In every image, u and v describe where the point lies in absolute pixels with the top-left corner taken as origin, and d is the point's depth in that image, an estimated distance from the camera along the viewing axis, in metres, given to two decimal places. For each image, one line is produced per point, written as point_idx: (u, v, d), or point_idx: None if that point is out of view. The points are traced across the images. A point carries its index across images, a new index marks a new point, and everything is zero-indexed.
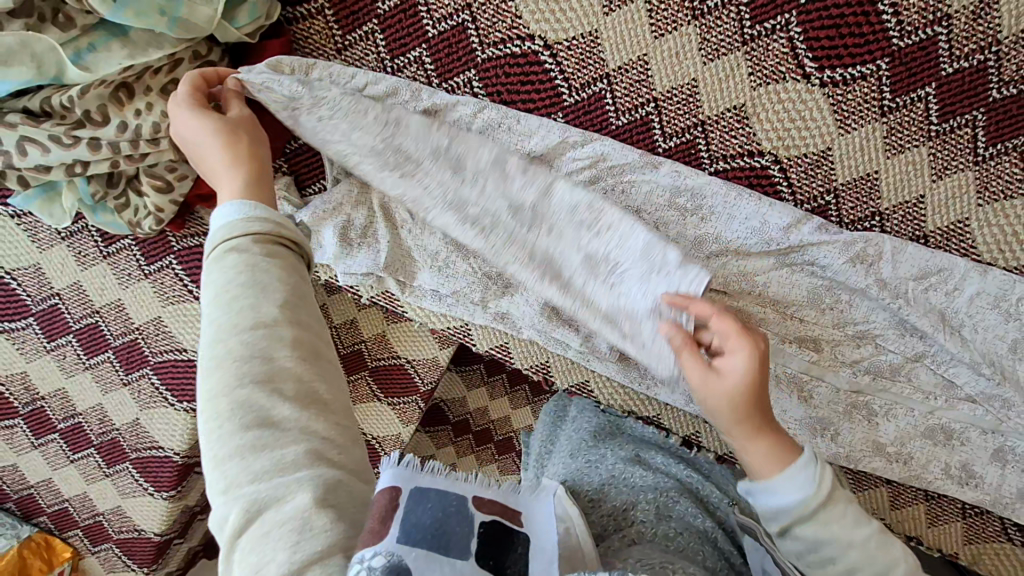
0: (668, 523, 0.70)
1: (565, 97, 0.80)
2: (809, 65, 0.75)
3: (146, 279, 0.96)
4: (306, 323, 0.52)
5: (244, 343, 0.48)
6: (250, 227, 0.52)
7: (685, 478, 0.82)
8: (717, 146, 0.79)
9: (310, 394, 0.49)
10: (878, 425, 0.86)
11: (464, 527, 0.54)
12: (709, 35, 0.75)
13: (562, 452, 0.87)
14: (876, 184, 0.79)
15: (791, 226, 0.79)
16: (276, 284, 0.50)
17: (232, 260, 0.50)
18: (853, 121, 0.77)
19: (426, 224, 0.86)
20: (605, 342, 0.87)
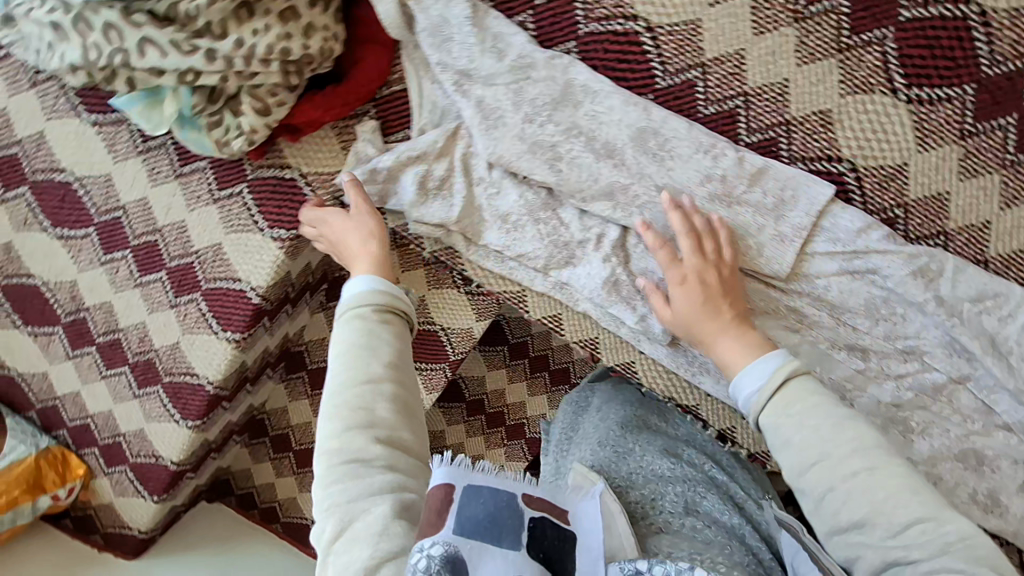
0: (695, 517, 0.74)
1: (659, 82, 0.82)
2: (899, 80, 0.78)
3: (215, 204, 0.98)
4: (404, 383, 0.67)
5: (355, 394, 0.64)
6: (374, 298, 0.71)
7: (710, 474, 0.86)
8: (798, 146, 0.82)
9: (399, 437, 0.64)
10: (914, 441, 0.87)
11: (516, 518, 0.59)
12: (807, 39, 0.78)
13: (590, 438, 0.89)
14: (946, 204, 0.81)
15: (853, 244, 0.82)
16: (387, 356, 0.67)
17: (359, 331, 0.68)
18: (932, 141, 0.79)
19: (503, 184, 0.88)
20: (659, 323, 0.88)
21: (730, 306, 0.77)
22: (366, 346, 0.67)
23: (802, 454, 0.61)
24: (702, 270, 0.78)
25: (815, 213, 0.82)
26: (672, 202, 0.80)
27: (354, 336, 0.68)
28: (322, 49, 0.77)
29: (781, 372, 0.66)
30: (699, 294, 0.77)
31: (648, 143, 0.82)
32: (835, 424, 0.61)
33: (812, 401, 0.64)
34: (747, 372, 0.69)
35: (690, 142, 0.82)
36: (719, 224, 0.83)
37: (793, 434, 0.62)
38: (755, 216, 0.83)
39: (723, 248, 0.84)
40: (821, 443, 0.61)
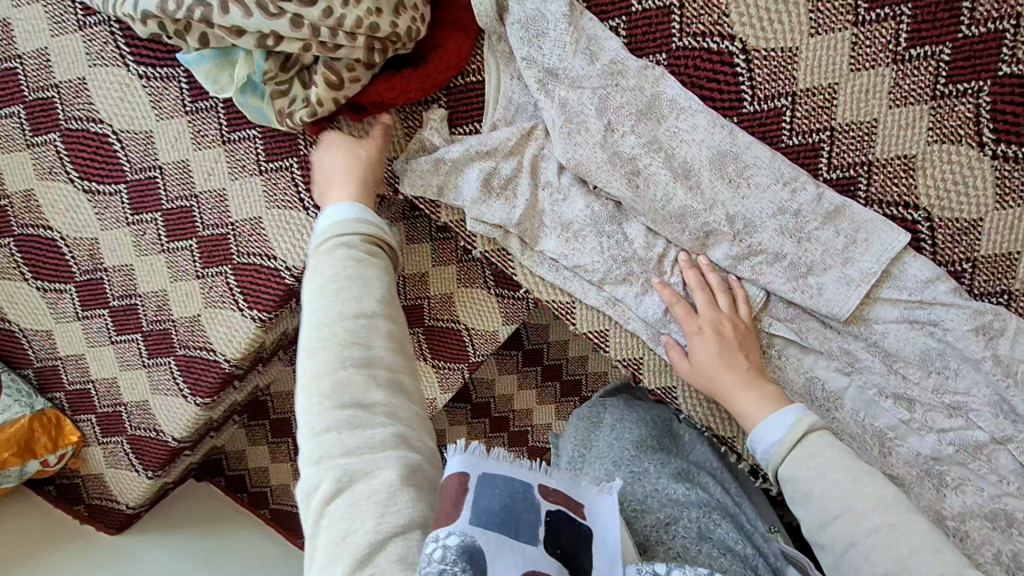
0: (710, 544, 0.71)
1: (747, 105, 0.80)
2: (987, 135, 0.77)
3: (260, 175, 0.93)
4: (397, 320, 0.60)
5: (347, 329, 0.56)
6: (360, 227, 0.65)
7: (723, 501, 0.83)
8: (877, 187, 0.81)
9: (399, 384, 0.56)
10: (946, 497, 0.82)
11: (534, 512, 0.52)
12: (901, 83, 0.78)
13: (604, 456, 0.90)
14: (1015, 264, 0.80)
15: (919, 296, 0.81)
16: (379, 286, 0.60)
17: (346, 259, 0.61)
18: (1012, 199, 0.78)
19: (572, 192, 0.85)
20: None
21: (746, 360, 0.79)
22: (354, 275, 0.59)
23: (824, 505, 0.64)
24: (721, 321, 0.81)
25: (885, 260, 0.80)
26: (688, 261, 0.84)
27: (342, 263, 0.61)
28: (409, 30, 0.74)
29: (800, 425, 0.70)
30: (717, 346, 0.79)
31: (726, 168, 0.80)
32: (853, 479, 0.64)
33: (830, 455, 0.67)
34: (766, 422, 0.73)
35: (768, 172, 0.80)
36: (784, 258, 0.82)
37: (814, 486, 0.65)
38: (825, 254, 0.82)
39: (785, 282, 0.82)
40: (838, 494, 0.64)
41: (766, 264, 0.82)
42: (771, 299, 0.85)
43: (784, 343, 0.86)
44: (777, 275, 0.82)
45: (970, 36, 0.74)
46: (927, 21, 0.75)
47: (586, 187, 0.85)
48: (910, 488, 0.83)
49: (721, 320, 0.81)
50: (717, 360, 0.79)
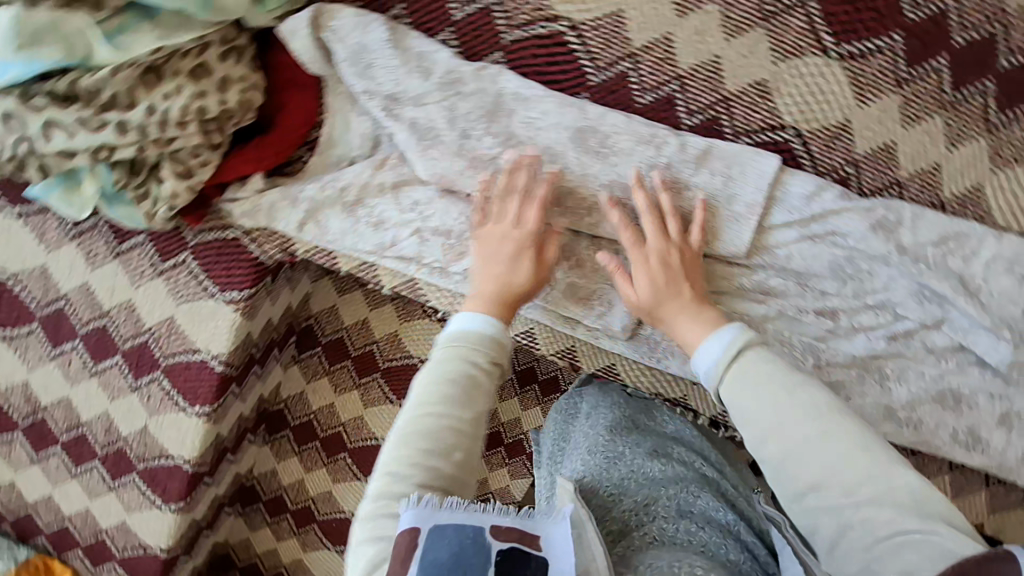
0: (690, 519, 0.72)
1: (591, 78, 0.80)
2: (827, 39, 0.78)
3: (160, 277, 0.94)
4: (478, 437, 0.64)
5: (433, 436, 0.62)
6: (471, 342, 0.66)
7: (703, 471, 0.83)
8: (739, 121, 0.81)
9: (457, 488, 0.62)
10: (891, 389, 0.86)
11: (483, 555, 0.53)
12: (730, 13, 0.78)
13: (580, 447, 0.87)
14: (894, 154, 0.81)
15: (809, 208, 0.82)
16: (477, 404, 0.64)
17: (456, 373, 0.64)
18: (870, 94, 0.79)
19: (433, 202, 0.84)
20: (618, 321, 0.87)
21: (687, 287, 0.73)
22: (464, 389, 0.64)
23: (786, 441, 0.58)
24: (668, 250, 0.75)
25: (767, 185, 0.81)
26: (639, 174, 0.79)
27: (448, 375, 0.64)
28: (241, 101, 0.74)
29: (735, 348, 0.63)
30: (666, 273, 0.74)
31: (589, 142, 0.81)
32: (806, 407, 0.58)
33: (771, 375, 0.61)
34: (703, 344, 0.66)
35: (631, 134, 0.80)
36: (673, 213, 0.81)
37: (756, 409, 0.60)
38: (712, 197, 0.81)
39: (678, 237, 0.82)
40: (797, 426, 0.58)
41: None
42: None
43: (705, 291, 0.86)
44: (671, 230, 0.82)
45: None
46: None
47: (455, 196, 0.84)
48: (855, 391, 0.87)
49: (679, 249, 0.76)
50: (665, 281, 0.73)
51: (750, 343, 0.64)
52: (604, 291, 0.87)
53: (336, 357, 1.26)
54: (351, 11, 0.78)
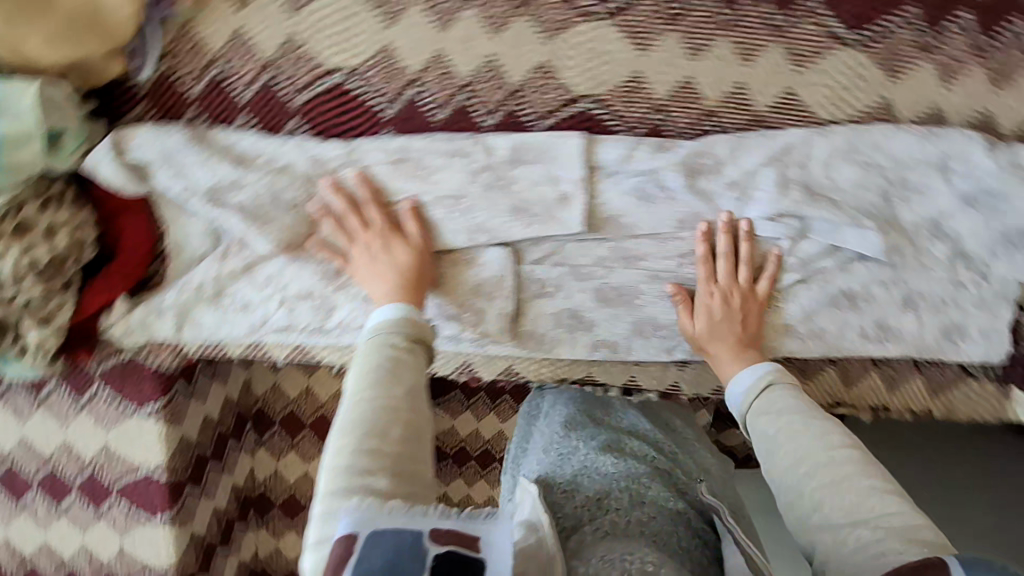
0: (640, 508, 0.71)
1: (383, 113, 0.81)
2: (587, 4, 0.77)
3: (83, 412, 0.99)
4: (416, 412, 0.66)
5: (370, 416, 0.63)
6: (395, 327, 0.71)
7: (659, 464, 0.81)
8: (536, 106, 0.81)
9: (407, 462, 0.62)
10: (779, 309, 0.89)
11: (418, 561, 0.52)
12: (488, 12, 0.77)
13: (536, 448, 0.86)
14: (695, 89, 0.80)
15: (624, 169, 0.82)
16: (406, 382, 0.67)
17: (382, 358, 0.68)
18: (648, 40, 0.78)
19: (286, 271, 0.87)
20: (492, 323, 0.90)
21: (737, 330, 0.84)
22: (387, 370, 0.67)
23: (793, 453, 0.65)
24: (730, 291, 0.85)
25: (580, 161, 0.81)
26: (709, 226, 0.83)
27: (375, 361, 0.68)
28: (75, 241, 0.81)
29: (767, 378, 0.75)
30: (716, 311, 0.84)
31: (405, 171, 0.83)
32: (817, 427, 0.66)
33: (791, 401, 0.71)
34: (739, 376, 0.79)
35: (439, 151, 0.82)
36: (506, 208, 0.85)
37: (774, 444, 0.67)
38: (536, 186, 0.83)
39: (525, 227, 0.85)
40: (804, 445, 0.65)
41: (493, 220, 0.85)
42: (521, 249, 0.87)
43: (565, 273, 0.88)
44: (512, 225, 0.85)
45: None
46: None
47: (303, 260, 0.86)
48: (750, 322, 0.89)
49: (738, 287, 0.85)
50: (708, 321, 0.84)
51: (779, 378, 0.75)
52: (473, 300, 0.89)
53: (294, 429, 1.30)
54: (147, 127, 0.79)
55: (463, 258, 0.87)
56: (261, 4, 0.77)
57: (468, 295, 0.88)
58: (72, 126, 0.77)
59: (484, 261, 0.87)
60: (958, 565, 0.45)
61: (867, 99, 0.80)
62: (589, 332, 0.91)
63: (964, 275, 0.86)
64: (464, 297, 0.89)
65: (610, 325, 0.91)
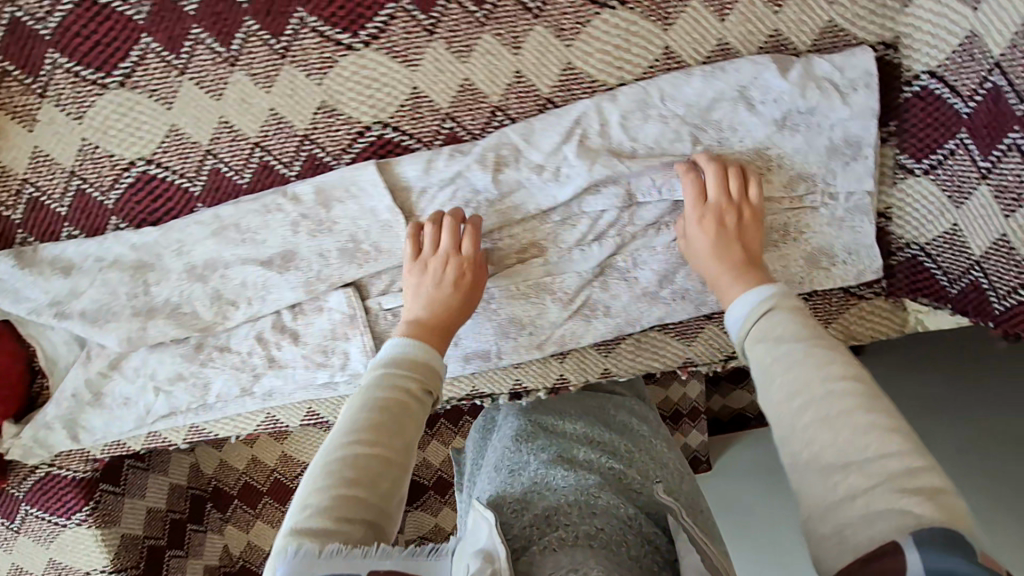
0: (592, 517, 0.65)
1: (192, 188, 0.83)
2: (344, 38, 0.77)
3: (20, 534, 1.03)
4: (402, 461, 0.60)
5: (364, 462, 0.57)
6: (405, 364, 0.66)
7: (609, 470, 0.75)
8: (330, 145, 0.82)
9: (377, 514, 0.57)
10: (636, 279, 0.86)
11: None
12: (254, 70, 0.79)
13: (488, 468, 0.82)
14: (474, 89, 0.79)
15: (426, 188, 0.82)
16: (409, 420, 0.62)
17: (386, 388, 0.63)
18: (414, 55, 0.78)
19: (150, 360, 0.89)
20: (360, 362, 0.89)
21: (741, 248, 0.72)
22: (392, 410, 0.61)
23: (785, 386, 0.53)
24: (724, 207, 0.75)
25: (385, 190, 0.81)
26: (687, 163, 0.79)
27: (381, 391, 0.62)
28: None
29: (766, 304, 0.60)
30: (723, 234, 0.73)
31: (229, 239, 0.84)
32: (817, 358, 0.53)
33: (792, 328, 0.56)
34: (736, 303, 0.63)
35: (251, 212, 0.83)
36: (331, 251, 0.84)
37: (788, 383, 0.52)
38: (358, 221, 0.83)
39: (358, 268, 0.85)
40: (797, 379, 0.52)
41: (324, 266, 0.85)
42: (364, 283, 0.87)
43: None
44: (342, 265, 0.85)
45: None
46: (215, 18, 0.76)
47: (163, 345, 0.89)
48: (610, 299, 0.87)
49: (730, 203, 0.75)
50: (711, 232, 0.73)
51: (780, 303, 0.60)
52: (333, 344, 0.89)
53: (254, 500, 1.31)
54: None
55: (311, 306, 0.88)
56: (48, 118, 0.80)
57: (326, 340, 0.89)
58: None
59: (330, 304, 0.87)
60: (912, 546, 0.40)
61: (648, 51, 0.78)
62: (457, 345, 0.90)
63: (811, 196, 0.82)
64: (323, 344, 0.89)
65: (475, 334, 0.90)
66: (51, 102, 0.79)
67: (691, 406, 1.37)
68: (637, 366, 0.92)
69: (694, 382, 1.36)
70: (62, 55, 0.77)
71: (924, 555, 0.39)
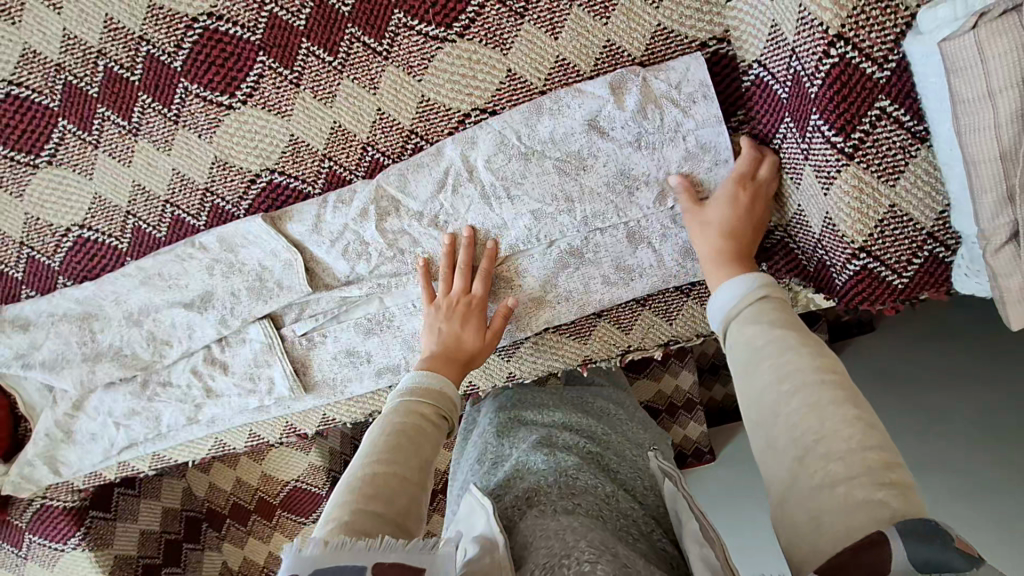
0: (574, 494, 0.71)
1: (119, 246, 0.95)
2: (223, 98, 0.87)
3: (26, 560, 1.17)
4: (421, 474, 0.62)
5: (381, 472, 0.59)
6: (415, 398, 0.71)
7: (583, 452, 0.83)
8: (228, 193, 0.91)
9: (402, 523, 0.56)
10: (520, 285, 0.91)
11: None
12: (154, 136, 0.89)
13: (469, 462, 0.89)
14: (344, 129, 0.87)
15: (316, 225, 0.90)
16: (427, 446, 0.65)
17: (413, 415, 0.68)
18: (286, 106, 0.87)
19: (107, 399, 1.01)
20: (282, 385, 0.98)
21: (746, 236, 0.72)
22: (405, 431, 0.65)
23: (767, 373, 0.52)
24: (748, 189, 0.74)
25: (276, 233, 0.90)
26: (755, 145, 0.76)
27: (407, 417, 0.67)
28: None
29: (755, 291, 0.61)
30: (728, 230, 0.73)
31: (156, 285, 0.95)
32: (784, 343, 0.53)
33: (772, 318, 0.57)
34: (722, 289, 0.64)
35: (169, 261, 0.93)
36: (242, 290, 0.93)
37: (754, 372, 0.53)
38: (262, 261, 0.92)
39: (262, 304, 0.94)
40: (779, 369, 0.51)
41: (236, 304, 0.94)
42: (278, 314, 0.96)
43: (318, 328, 0.96)
44: (249, 303, 0.94)
45: (141, 77, 0.86)
46: (116, 97, 0.88)
47: (117, 385, 1.00)
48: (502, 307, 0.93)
49: (748, 180, 0.75)
50: (736, 209, 0.73)
51: (762, 295, 0.60)
52: (259, 371, 0.98)
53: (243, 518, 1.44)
54: None
55: (235, 339, 0.97)
56: None
57: (251, 368, 0.98)
58: None
59: (251, 337, 0.97)
60: (898, 536, 0.38)
61: (492, 75, 0.83)
62: (368, 361, 0.97)
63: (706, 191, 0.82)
64: (250, 372, 0.98)
65: (387, 350, 0.96)
66: None
67: (685, 398, 1.41)
68: (538, 367, 0.99)
69: (688, 372, 1.41)
70: None
71: (911, 551, 0.37)
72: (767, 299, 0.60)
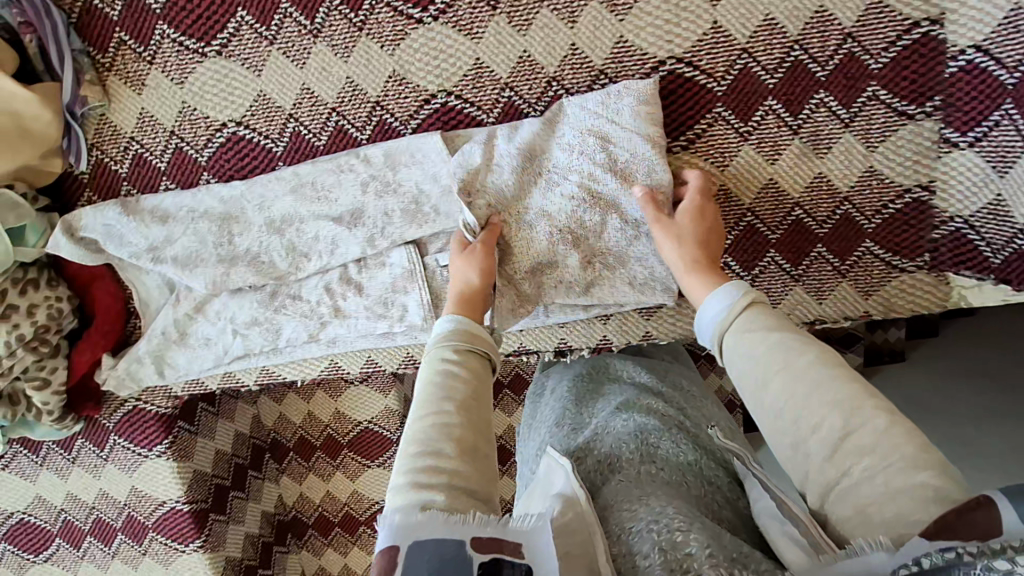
0: (651, 463, 0.67)
1: (274, 148, 0.93)
2: (415, 12, 0.85)
3: (107, 462, 1.15)
4: (471, 419, 0.58)
5: (426, 431, 0.56)
6: (450, 340, 0.65)
7: (664, 416, 0.80)
8: (398, 111, 0.89)
9: (462, 477, 0.54)
10: None
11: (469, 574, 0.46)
12: (334, 40, 0.87)
13: (544, 421, 0.87)
14: (533, 60, 0.86)
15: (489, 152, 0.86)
16: (459, 388, 0.60)
17: (440, 364, 0.62)
18: (478, 28, 0.85)
19: (232, 304, 0.99)
20: (416, 315, 0.95)
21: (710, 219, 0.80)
22: (440, 380, 0.60)
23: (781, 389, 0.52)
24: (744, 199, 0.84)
25: (446, 155, 0.89)
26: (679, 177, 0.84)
27: (435, 369, 0.62)
28: (51, 314, 0.97)
29: (738, 310, 0.60)
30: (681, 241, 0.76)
31: (307, 193, 0.92)
32: (790, 352, 0.54)
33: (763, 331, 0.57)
34: (710, 310, 0.63)
35: (327, 171, 0.91)
36: (395, 212, 0.92)
37: (781, 395, 0.52)
38: (420, 184, 0.91)
39: (416, 226, 0.92)
40: (789, 378, 0.52)
41: (388, 224, 0.92)
42: (426, 241, 0.95)
43: None
44: (403, 225, 0.92)
45: None
46: None
47: (245, 292, 0.98)
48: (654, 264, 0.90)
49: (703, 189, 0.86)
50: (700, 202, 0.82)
51: (745, 309, 0.60)
52: (394, 296, 0.96)
53: (308, 453, 1.42)
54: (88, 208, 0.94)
55: (375, 261, 0.96)
56: (154, 83, 0.91)
57: (387, 293, 0.96)
58: (31, 221, 0.93)
59: (392, 261, 0.95)
60: (1005, 499, 0.36)
61: (697, 25, 0.82)
62: None
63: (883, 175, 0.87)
64: (385, 296, 0.96)
65: None
66: (157, 69, 0.90)
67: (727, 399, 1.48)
68: (677, 329, 0.99)
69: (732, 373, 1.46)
70: (170, 26, 0.88)
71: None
72: (753, 309, 0.60)
